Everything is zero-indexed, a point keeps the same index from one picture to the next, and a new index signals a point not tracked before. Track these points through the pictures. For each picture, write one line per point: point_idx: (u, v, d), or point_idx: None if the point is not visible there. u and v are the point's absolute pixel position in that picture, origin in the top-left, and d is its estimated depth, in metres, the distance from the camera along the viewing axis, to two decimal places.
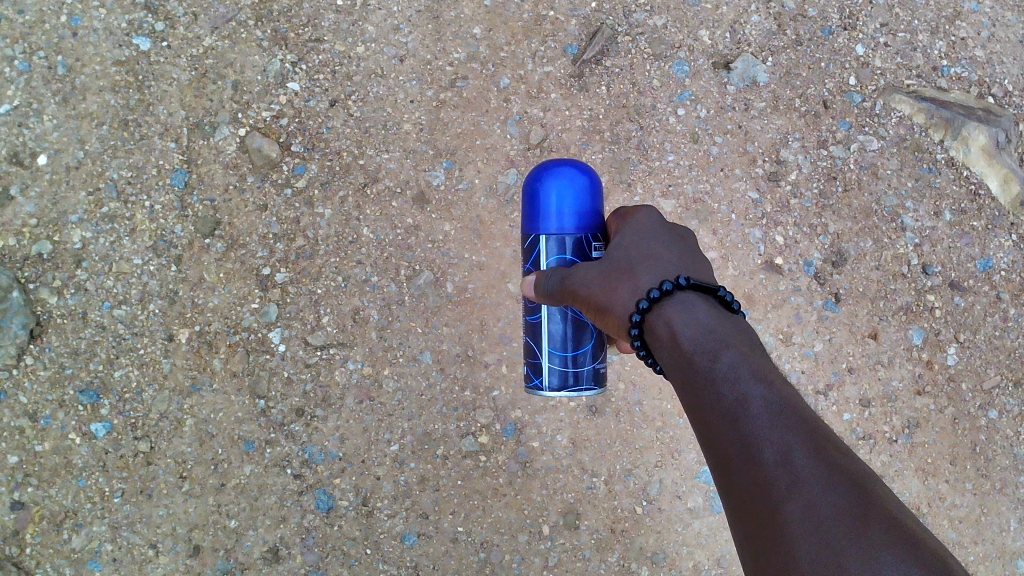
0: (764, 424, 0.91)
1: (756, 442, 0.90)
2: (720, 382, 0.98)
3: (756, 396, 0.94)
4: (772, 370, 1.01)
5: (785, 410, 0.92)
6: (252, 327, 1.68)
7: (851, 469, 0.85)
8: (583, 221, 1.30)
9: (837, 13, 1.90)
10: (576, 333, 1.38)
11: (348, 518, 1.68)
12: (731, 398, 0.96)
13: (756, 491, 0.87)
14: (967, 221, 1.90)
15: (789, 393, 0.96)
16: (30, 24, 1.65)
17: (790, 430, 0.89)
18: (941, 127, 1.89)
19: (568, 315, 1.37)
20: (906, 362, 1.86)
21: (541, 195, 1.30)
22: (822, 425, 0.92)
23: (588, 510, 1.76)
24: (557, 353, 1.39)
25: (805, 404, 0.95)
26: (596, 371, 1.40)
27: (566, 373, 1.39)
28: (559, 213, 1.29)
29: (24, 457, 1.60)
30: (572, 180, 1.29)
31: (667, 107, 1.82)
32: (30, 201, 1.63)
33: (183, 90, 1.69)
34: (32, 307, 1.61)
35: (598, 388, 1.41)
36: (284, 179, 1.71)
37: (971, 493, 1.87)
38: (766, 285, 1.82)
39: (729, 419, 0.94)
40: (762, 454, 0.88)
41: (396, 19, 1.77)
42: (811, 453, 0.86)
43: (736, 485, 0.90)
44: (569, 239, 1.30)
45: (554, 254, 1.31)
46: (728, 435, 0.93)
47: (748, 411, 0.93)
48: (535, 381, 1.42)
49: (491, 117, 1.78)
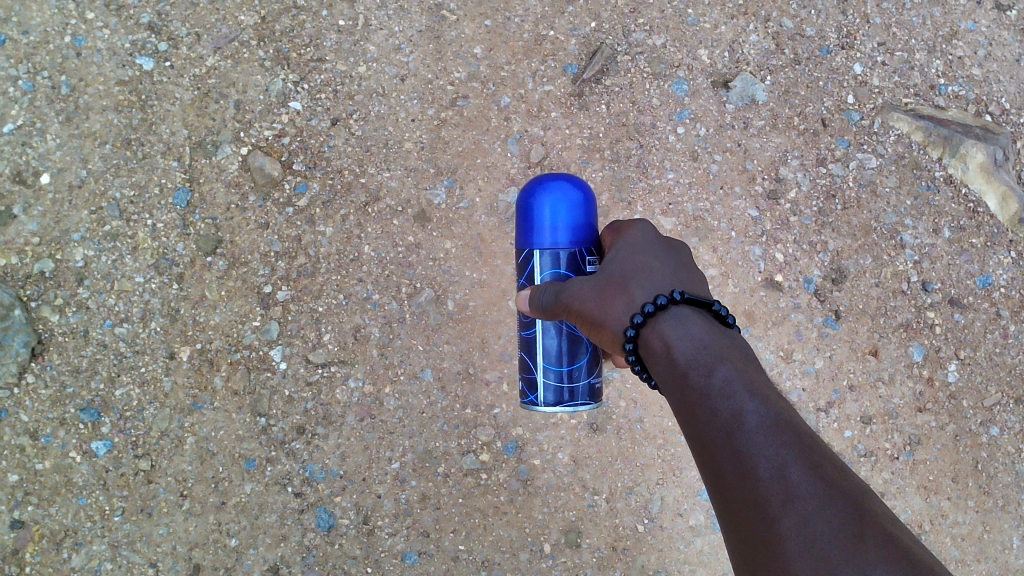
0: (759, 439, 0.91)
1: (751, 458, 0.90)
2: (715, 397, 0.98)
3: (750, 411, 0.94)
4: (767, 385, 1.01)
5: (779, 425, 0.92)
6: (253, 345, 1.68)
7: (847, 486, 0.85)
8: (577, 235, 1.31)
9: (834, 32, 1.92)
10: (570, 347, 1.39)
11: (349, 536, 1.68)
12: (726, 412, 0.95)
13: (751, 507, 0.87)
14: (966, 238, 1.91)
15: (784, 408, 0.96)
16: (34, 44, 1.66)
17: (785, 445, 0.89)
18: (939, 145, 1.90)
19: (563, 329, 1.38)
20: (907, 379, 1.86)
21: (535, 210, 1.31)
22: (817, 440, 0.92)
23: (590, 528, 1.75)
24: (552, 368, 1.39)
25: (800, 419, 0.95)
26: (590, 387, 1.40)
27: (561, 389, 1.39)
28: (553, 227, 1.30)
29: (24, 476, 1.59)
30: (566, 194, 1.30)
31: (666, 126, 1.83)
32: (32, 220, 1.64)
33: (186, 109, 1.71)
34: (34, 325, 1.62)
35: (593, 403, 1.42)
36: (286, 198, 1.71)
37: (973, 511, 1.87)
38: (766, 302, 1.83)
39: (723, 434, 0.94)
40: (757, 469, 0.88)
41: (397, 38, 1.78)
42: (807, 468, 0.86)
43: (730, 499, 0.90)
44: (564, 254, 1.31)
45: (549, 268, 1.33)
46: (722, 450, 0.93)
47: (743, 426, 0.93)
48: (531, 396, 1.42)
49: (491, 135, 1.79)
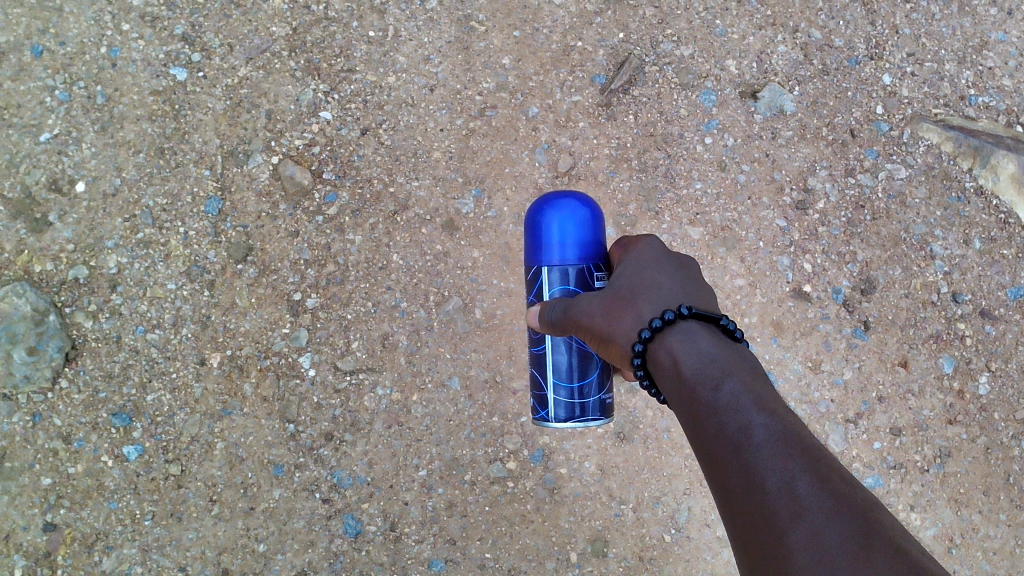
0: (768, 453, 0.91)
1: (759, 471, 0.90)
2: (722, 411, 0.98)
3: (758, 425, 0.94)
4: (775, 399, 1.01)
5: (787, 439, 0.92)
6: (283, 352, 1.70)
7: (855, 497, 0.84)
8: (585, 251, 1.33)
9: (863, 43, 1.91)
10: (581, 363, 1.39)
11: (376, 543, 1.69)
12: (734, 426, 0.96)
13: (759, 520, 0.87)
14: (997, 249, 1.89)
15: (793, 422, 0.96)
16: (70, 55, 1.69)
17: (793, 458, 0.89)
18: (969, 155, 1.90)
19: (573, 345, 1.38)
20: (937, 391, 1.85)
21: (543, 227, 1.34)
22: (826, 453, 0.91)
23: (616, 538, 1.75)
24: (563, 384, 1.39)
25: (810, 432, 0.95)
26: (602, 402, 1.40)
27: (572, 404, 1.39)
28: (561, 243, 1.33)
29: (57, 479, 1.61)
30: (574, 212, 1.32)
31: (694, 136, 1.83)
32: (67, 227, 1.66)
33: (218, 118, 1.73)
34: (68, 330, 1.64)
35: (605, 418, 1.41)
36: (316, 207, 1.73)
37: (1005, 525, 1.85)
38: (795, 313, 1.82)
39: (731, 448, 0.94)
40: (766, 484, 0.88)
41: (426, 49, 1.80)
42: (815, 482, 0.86)
43: (739, 512, 0.90)
44: (572, 270, 1.33)
45: (557, 284, 1.34)
46: (730, 464, 0.93)
47: (751, 440, 0.93)
48: (542, 412, 1.42)
49: (520, 145, 1.80)
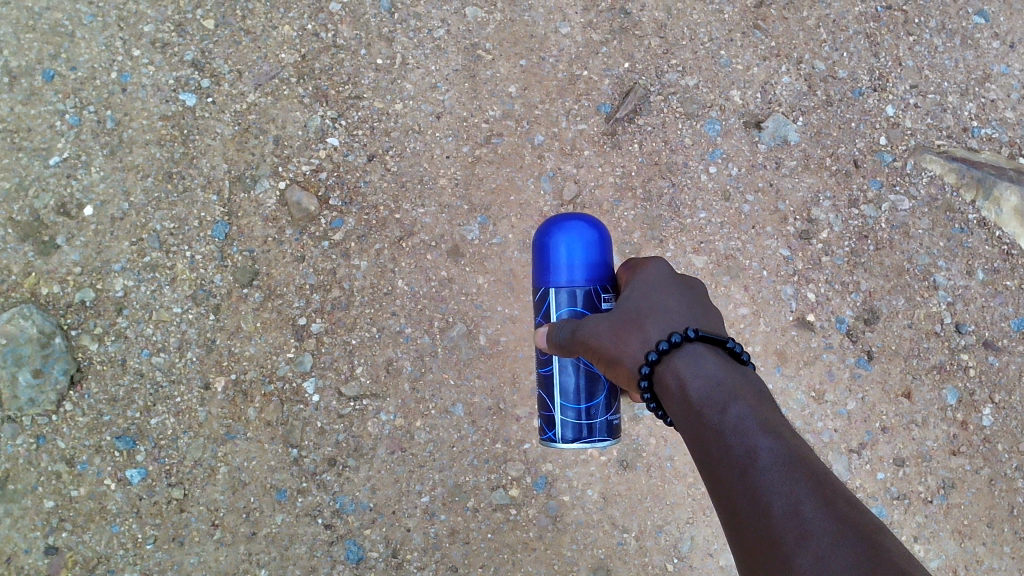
0: (773, 477, 0.91)
1: (765, 496, 0.90)
2: (729, 434, 0.98)
3: (764, 449, 0.94)
4: (782, 422, 1.01)
5: (793, 462, 0.92)
6: (287, 377, 1.70)
7: (862, 521, 0.84)
8: (593, 273, 1.34)
9: (866, 74, 1.93)
10: (588, 384, 1.39)
11: (378, 569, 1.68)
12: (741, 450, 0.96)
13: (765, 545, 0.86)
14: (1000, 280, 1.90)
15: (800, 445, 0.96)
16: (81, 79, 1.71)
17: (799, 481, 0.89)
18: (973, 187, 1.91)
19: (580, 366, 1.38)
20: (940, 422, 1.85)
21: (551, 249, 1.35)
22: (832, 476, 0.91)
23: (619, 566, 1.75)
24: (570, 405, 1.40)
25: (816, 455, 0.95)
26: (609, 423, 1.40)
27: (580, 425, 1.39)
28: (569, 265, 1.33)
29: (59, 502, 1.61)
30: (582, 233, 1.33)
31: (699, 165, 1.85)
32: (75, 250, 1.67)
33: (227, 144, 1.74)
34: (73, 353, 1.65)
35: (612, 440, 1.41)
36: (322, 232, 1.74)
37: (1008, 556, 1.85)
38: (798, 342, 1.82)
39: (737, 472, 0.94)
40: (772, 508, 0.88)
41: (433, 77, 1.81)
42: (821, 506, 0.86)
43: (747, 536, 0.90)
44: (580, 291, 1.33)
45: (565, 305, 1.34)
46: (737, 487, 0.93)
47: (757, 464, 0.93)
48: (549, 433, 1.42)
49: (525, 173, 1.81)
